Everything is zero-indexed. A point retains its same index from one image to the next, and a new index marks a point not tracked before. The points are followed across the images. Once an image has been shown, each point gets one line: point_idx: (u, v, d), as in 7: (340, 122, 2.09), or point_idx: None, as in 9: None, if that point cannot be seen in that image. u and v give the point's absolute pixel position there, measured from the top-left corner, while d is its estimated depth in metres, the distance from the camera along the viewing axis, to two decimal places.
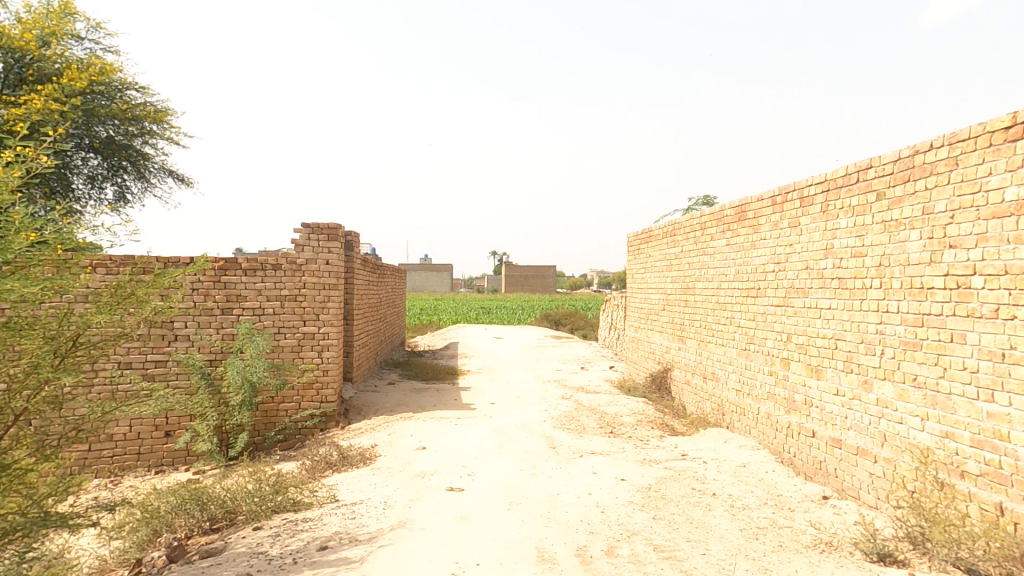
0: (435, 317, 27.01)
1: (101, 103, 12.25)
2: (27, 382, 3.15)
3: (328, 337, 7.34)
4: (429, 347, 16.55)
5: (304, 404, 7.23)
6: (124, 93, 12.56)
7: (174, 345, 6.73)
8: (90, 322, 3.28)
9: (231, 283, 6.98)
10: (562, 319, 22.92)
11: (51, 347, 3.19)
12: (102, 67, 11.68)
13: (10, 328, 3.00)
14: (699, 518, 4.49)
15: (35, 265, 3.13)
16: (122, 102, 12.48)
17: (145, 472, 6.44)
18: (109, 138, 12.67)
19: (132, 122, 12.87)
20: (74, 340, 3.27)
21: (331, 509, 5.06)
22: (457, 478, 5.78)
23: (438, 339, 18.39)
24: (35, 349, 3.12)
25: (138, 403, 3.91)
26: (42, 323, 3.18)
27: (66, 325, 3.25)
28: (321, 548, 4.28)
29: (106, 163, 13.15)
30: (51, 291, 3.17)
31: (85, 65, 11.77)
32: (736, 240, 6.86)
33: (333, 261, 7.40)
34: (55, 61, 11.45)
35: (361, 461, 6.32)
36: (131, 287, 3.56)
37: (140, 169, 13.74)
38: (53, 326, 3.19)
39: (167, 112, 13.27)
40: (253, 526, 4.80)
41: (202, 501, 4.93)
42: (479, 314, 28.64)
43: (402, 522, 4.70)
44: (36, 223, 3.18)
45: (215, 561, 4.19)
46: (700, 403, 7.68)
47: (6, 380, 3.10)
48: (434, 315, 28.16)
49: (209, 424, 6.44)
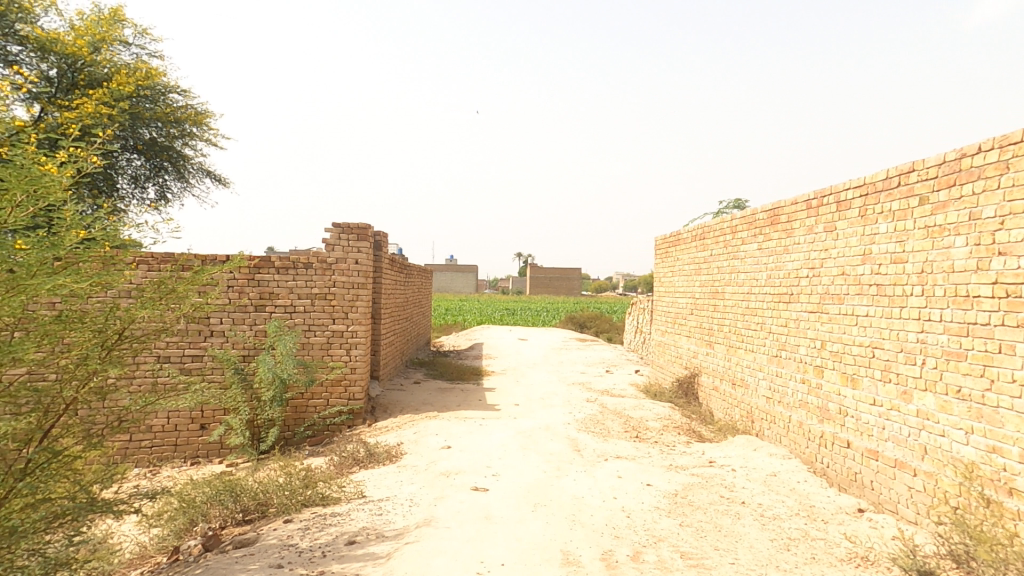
0: (462, 318, 27.23)
1: (146, 106, 12.77)
2: (76, 373, 3.36)
3: (356, 336, 7.47)
4: (454, 347, 16.64)
5: (332, 400, 7.35)
6: (167, 96, 13.06)
7: (210, 340, 6.89)
8: (135, 317, 3.55)
9: (265, 281, 7.15)
10: (588, 322, 22.90)
11: (99, 340, 3.45)
12: (148, 71, 12.19)
13: (63, 321, 3.27)
14: (727, 527, 4.43)
15: (84, 261, 3.43)
16: (165, 105, 13.01)
17: (182, 463, 6.61)
18: (152, 139, 13.13)
19: (175, 125, 13.36)
20: (119, 333, 3.53)
21: (358, 505, 5.20)
22: (482, 477, 5.84)
23: (462, 339, 18.49)
24: (82, 339, 3.40)
25: (175, 396, 4.14)
26: (91, 317, 3.47)
27: (112, 320, 3.51)
28: (348, 543, 4.42)
29: (149, 164, 13.59)
30: (98, 287, 3.49)
31: (131, 69, 12.26)
32: (768, 244, 6.72)
33: (361, 260, 7.51)
34: (104, 66, 11.96)
35: (387, 458, 6.45)
36: (172, 283, 3.84)
37: (180, 169, 14.18)
38: (100, 321, 3.47)
39: (206, 115, 13.69)
40: (285, 518, 4.97)
41: (235, 492, 5.09)
42: (505, 316, 28.62)
43: (428, 520, 4.80)
44: (85, 220, 3.48)
45: (248, 551, 4.36)
46: (728, 410, 7.54)
47: (57, 371, 3.31)
48: (462, 316, 28.31)
49: (241, 419, 6.58)
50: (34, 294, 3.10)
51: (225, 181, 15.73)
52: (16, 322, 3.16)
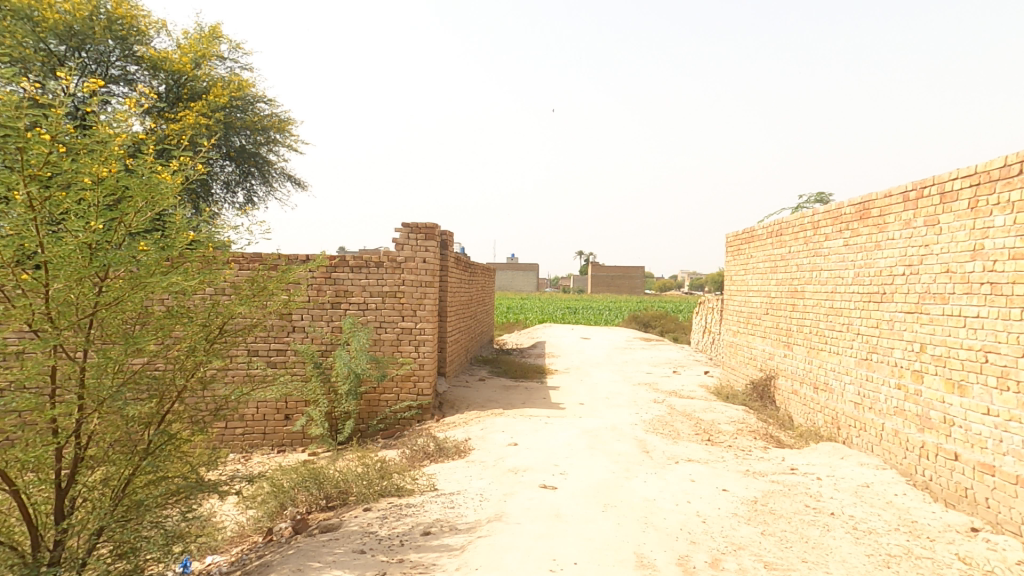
0: (523, 315, 27.52)
1: (237, 115, 13.75)
2: (186, 363, 3.98)
3: (424, 333, 7.67)
4: (517, 345, 16.78)
5: (402, 395, 7.59)
6: (255, 105, 13.96)
7: (292, 335, 7.30)
8: (234, 312, 4.16)
9: (340, 279, 7.50)
10: (652, 321, 22.50)
11: (203, 334, 4.04)
12: (240, 83, 13.11)
13: (175, 316, 3.92)
14: (815, 538, 4.20)
15: (190, 262, 4.03)
16: (253, 114, 13.93)
17: (269, 451, 7.04)
18: (242, 147, 14.09)
19: (261, 132, 14.29)
20: (220, 327, 4.13)
21: (431, 497, 5.35)
22: (550, 475, 5.84)
23: (525, 337, 18.64)
24: (190, 334, 3.98)
25: (263, 387, 4.69)
26: (196, 314, 4.06)
27: (213, 316, 4.12)
28: (424, 534, 4.55)
29: (239, 170, 14.55)
30: (201, 284, 4.06)
31: (226, 82, 13.25)
32: (856, 240, 6.31)
33: (429, 259, 7.70)
34: (204, 80, 12.94)
35: (456, 453, 6.59)
36: (264, 281, 4.40)
37: (266, 175, 15.01)
38: (203, 316, 4.06)
39: (289, 122, 14.53)
40: (364, 506, 5.19)
41: (319, 480, 5.37)
42: (566, 314, 28.61)
43: (499, 515, 4.87)
44: (192, 225, 4.07)
45: (333, 536, 4.59)
46: (810, 415, 7.16)
47: (172, 362, 3.94)
48: (523, 314, 28.55)
49: (321, 411, 6.93)
50: (154, 291, 3.72)
51: (304, 184, 16.62)
52: (141, 313, 3.81)
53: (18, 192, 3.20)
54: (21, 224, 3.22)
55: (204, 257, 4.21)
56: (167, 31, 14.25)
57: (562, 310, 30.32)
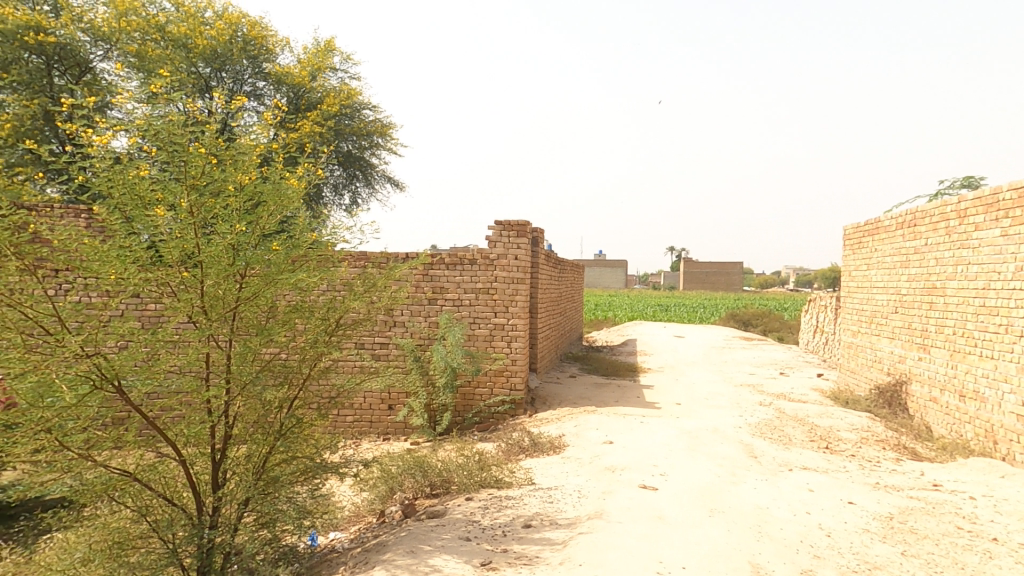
0: (612, 313, 27.19)
1: (346, 122, 14.86)
2: (308, 354, 4.26)
3: (516, 329, 7.74)
4: (607, 342, 16.56)
5: (496, 390, 7.72)
6: (361, 113, 14.99)
7: (394, 330, 7.67)
8: (349, 307, 4.43)
9: (437, 276, 7.78)
10: (753, 320, 21.25)
11: (323, 327, 4.32)
12: (349, 91, 14.25)
13: (298, 310, 4.23)
14: (971, 565, 3.69)
15: (311, 259, 4.39)
16: (359, 121, 14.97)
17: (376, 438, 7.45)
18: (349, 151, 15.17)
19: (366, 138, 15.34)
20: (336, 322, 4.37)
21: (529, 491, 5.37)
22: (649, 476, 5.64)
23: (615, 335, 18.34)
24: (313, 327, 4.28)
25: (370, 378, 4.98)
26: (317, 308, 4.35)
27: (331, 311, 4.37)
28: (525, 526, 4.57)
29: (346, 173, 15.62)
30: (318, 279, 4.28)
31: (337, 92, 14.42)
32: (1017, 228, 5.50)
33: (521, 256, 7.76)
34: (318, 90, 14.31)
35: (551, 448, 6.57)
36: (374, 278, 4.67)
37: (369, 178, 16.03)
38: (323, 312, 4.34)
39: (390, 126, 15.45)
40: (466, 496, 5.32)
41: (424, 468, 5.57)
42: (657, 312, 27.86)
43: (599, 513, 4.78)
44: (312, 227, 4.42)
45: (440, 522, 4.74)
46: (955, 426, 6.34)
47: (298, 351, 4.24)
48: (612, 311, 28.21)
49: (421, 402, 7.23)
50: (284, 287, 4.05)
51: (403, 186, 17.58)
52: (272, 307, 4.11)
53: (181, 200, 3.67)
54: (183, 227, 3.67)
55: (322, 256, 4.57)
56: (289, 48, 15.71)
57: (653, 307, 29.56)
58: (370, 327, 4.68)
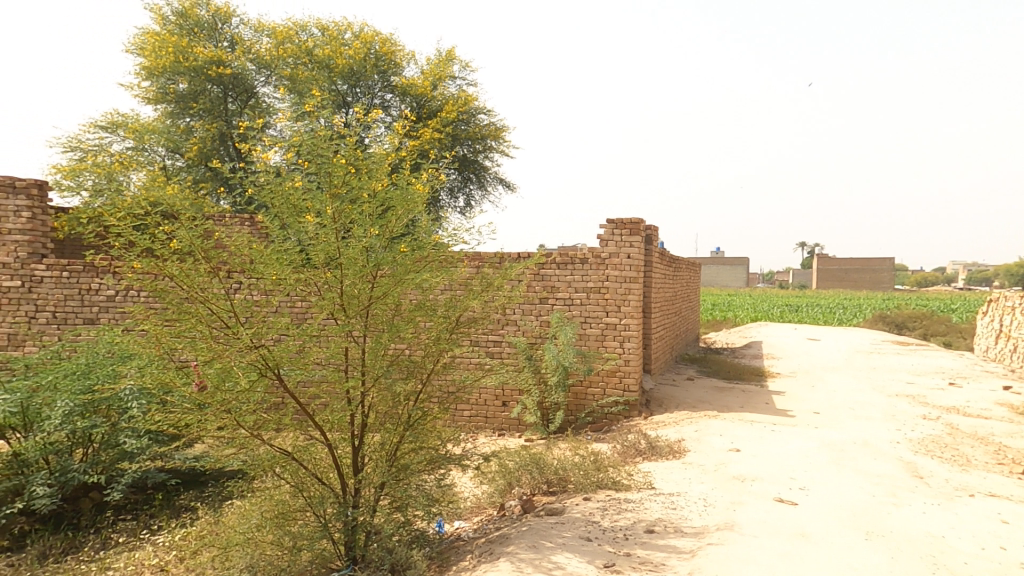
0: (732, 313, 25.51)
1: (463, 127, 15.63)
2: (431, 350, 4.44)
3: (629, 329, 7.52)
4: (728, 345, 15.50)
5: (609, 390, 7.56)
6: (476, 117, 15.67)
7: (506, 328, 7.83)
8: (468, 306, 4.54)
9: (548, 275, 7.80)
10: (908, 323, 18.65)
11: (445, 324, 4.47)
12: (467, 97, 15.03)
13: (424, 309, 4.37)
14: None
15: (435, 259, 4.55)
16: (475, 125, 15.67)
17: (491, 434, 7.64)
18: (465, 155, 15.94)
19: (480, 141, 16.01)
20: (456, 321, 4.50)
21: (650, 495, 5.14)
22: (787, 489, 5.13)
23: (737, 337, 17.12)
24: (435, 325, 4.44)
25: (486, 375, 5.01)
26: (440, 306, 4.52)
27: (453, 310, 4.52)
28: (648, 531, 4.38)
29: (461, 176, 16.40)
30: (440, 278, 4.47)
31: (456, 99, 15.25)
32: None
33: (634, 254, 7.52)
34: (439, 99, 15.24)
35: (670, 453, 6.26)
36: (491, 277, 4.74)
37: (483, 180, 16.70)
38: (445, 311, 4.49)
39: (503, 129, 15.96)
40: (584, 496, 5.23)
41: (540, 465, 5.58)
42: (784, 313, 25.58)
43: (730, 524, 4.43)
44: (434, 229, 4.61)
45: (559, 520, 4.70)
46: None
47: (423, 347, 4.43)
48: (732, 311, 26.46)
49: (534, 400, 7.29)
50: (410, 286, 4.25)
51: (514, 187, 18.04)
52: (399, 305, 4.29)
53: (326, 208, 4.03)
54: (326, 232, 4.00)
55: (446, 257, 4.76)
56: (414, 61, 16.84)
57: (780, 308, 27.22)
58: (486, 326, 4.79)
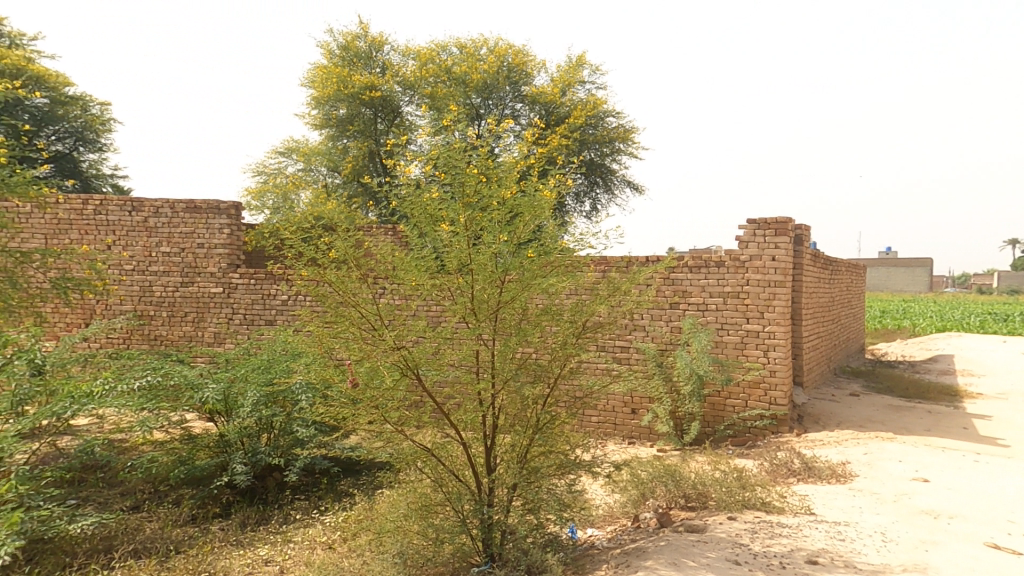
0: (907, 322, 21.86)
1: (590, 132, 15.72)
2: (558, 355, 4.42)
3: (775, 337, 6.80)
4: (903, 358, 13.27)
5: (752, 403, 6.89)
6: (604, 121, 15.65)
7: (634, 334, 7.54)
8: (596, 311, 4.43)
9: (679, 279, 7.37)
10: None
11: (572, 329, 4.43)
12: (594, 102, 15.14)
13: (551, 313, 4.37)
14: None
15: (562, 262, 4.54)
16: (603, 128, 15.68)
17: (621, 442, 7.38)
18: (592, 159, 15.96)
19: (608, 145, 15.94)
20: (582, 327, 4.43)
21: (809, 521, 4.52)
22: (1001, 534, 4.17)
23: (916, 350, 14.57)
24: (562, 329, 4.42)
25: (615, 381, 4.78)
26: (567, 310, 4.49)
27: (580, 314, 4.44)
28: (810, 562, 3.84)
29: (588, 181, 16.41)
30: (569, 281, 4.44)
31: (584, 104, 15.40)
32: None
33: (781, 256, 6.80)
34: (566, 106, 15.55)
35: (832, 477, 5.48)
36: (619, 281, 4.60)
37: (609, 184, 16.57)
38: (572, 316, 4.43)
39: (631, 130, 15.74)
40: (728, 515, 4.78)
41: (677, 478, 5.23)
42: (980, 323, 21.23)
43: (920, 566, 3.72)
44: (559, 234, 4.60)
45: (701, 538, 4.34)
46: None
47: (551, 350, 4.42)
48: (906, 320, 22.65)
49: (666, 409, 6.90)
50: (538, 290, 4.27)
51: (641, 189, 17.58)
52: (525, 309, 4.33)
53: (458, 217, 4.22)
54: (458, 239, 4.18)
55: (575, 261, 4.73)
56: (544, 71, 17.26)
57: (974, 317, 22.65)
58: (612, 331, 4.66)
